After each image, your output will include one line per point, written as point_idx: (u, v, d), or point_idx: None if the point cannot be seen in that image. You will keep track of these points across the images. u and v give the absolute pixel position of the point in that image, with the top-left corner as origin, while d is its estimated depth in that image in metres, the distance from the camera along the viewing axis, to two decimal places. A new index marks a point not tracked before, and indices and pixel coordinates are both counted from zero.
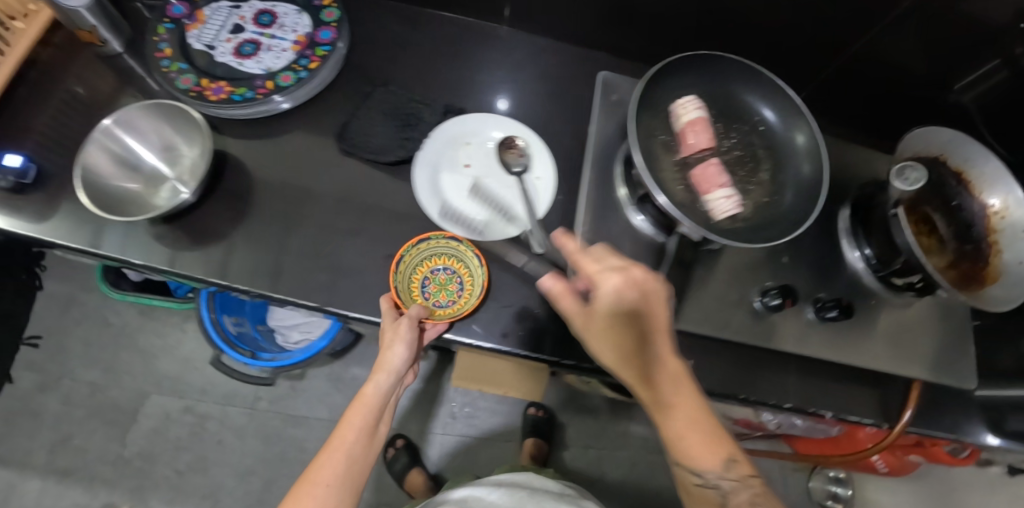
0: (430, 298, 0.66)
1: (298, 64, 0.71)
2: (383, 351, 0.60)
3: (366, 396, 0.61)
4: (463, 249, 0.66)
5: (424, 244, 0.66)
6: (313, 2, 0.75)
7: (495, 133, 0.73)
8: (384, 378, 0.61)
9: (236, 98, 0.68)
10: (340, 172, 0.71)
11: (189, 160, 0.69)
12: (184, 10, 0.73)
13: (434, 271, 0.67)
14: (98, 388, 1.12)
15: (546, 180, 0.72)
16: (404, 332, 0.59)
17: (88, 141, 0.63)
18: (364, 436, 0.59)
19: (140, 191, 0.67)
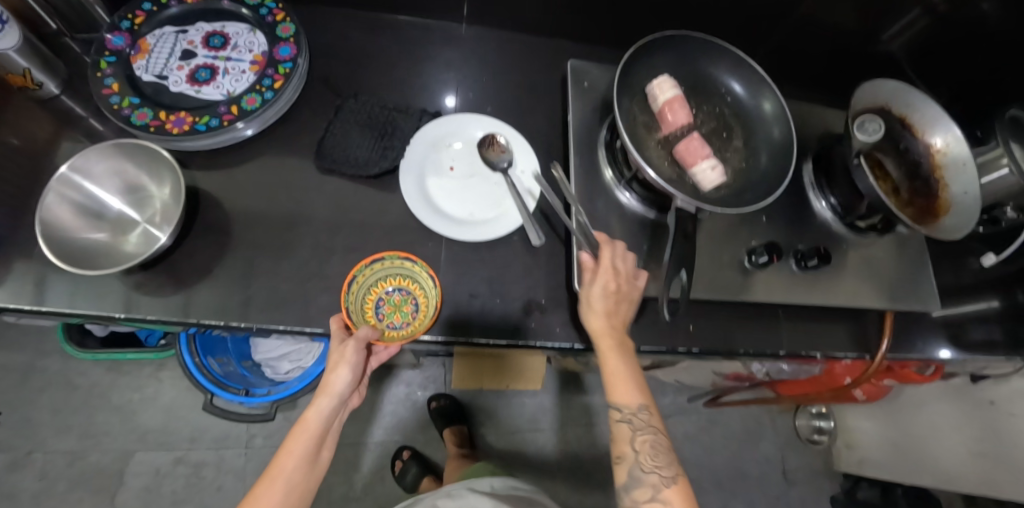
0: (384, 319, 0.65)
1: (261, 85, 0.68)
2: (327, 373, 0.58)
3: (307, 420, 0.58)
4: (417, 269, 0.65)
5: (376, 266, 0.64)
6: (265, 18, 0.71)
7: (475, 133, 0.73)
8: (325, 400, 0.58)
9: (201, 128, 0.65)
10: (322, 191, 0.69)
11: (159, 201, 0.65)
12: (126, 40, 0.69)
13: (388, 292, 0.66)
14: (74, 457, 1.03)
15: (532, 173, 0.71)
16: (352, 352, 0.57)
17: (44, 193, 0.58)
18: (305, 463, 0.57)
19: (107, 240, 0.63)
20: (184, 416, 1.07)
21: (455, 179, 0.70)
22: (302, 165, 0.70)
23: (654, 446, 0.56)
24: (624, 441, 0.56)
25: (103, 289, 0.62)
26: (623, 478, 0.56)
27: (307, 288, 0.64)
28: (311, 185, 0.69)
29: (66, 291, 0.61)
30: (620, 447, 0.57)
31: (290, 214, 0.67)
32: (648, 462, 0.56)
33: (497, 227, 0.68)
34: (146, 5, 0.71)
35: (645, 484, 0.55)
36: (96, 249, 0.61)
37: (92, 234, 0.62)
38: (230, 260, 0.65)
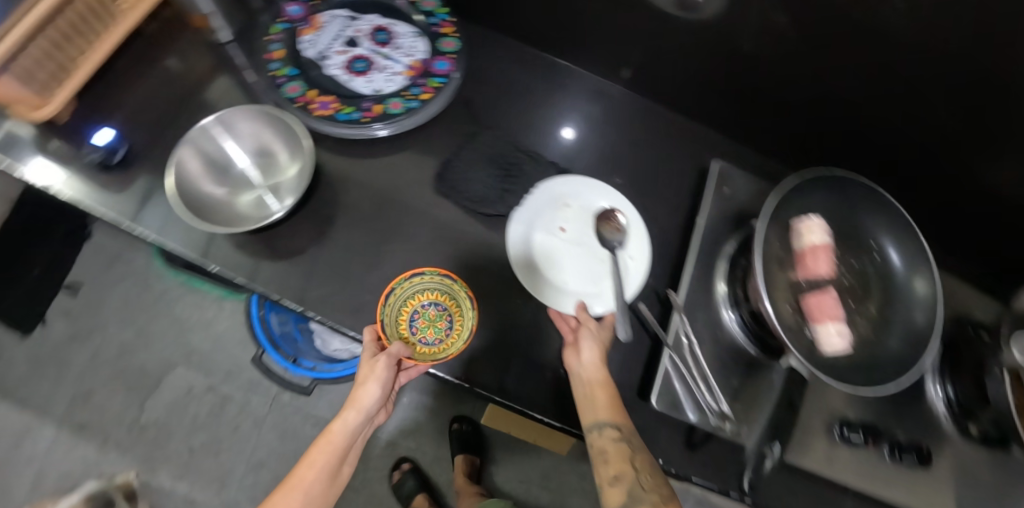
0: (417, 333, 0.60)
1: (409, 91, 0.67)
2: (355, 386, 0.52)
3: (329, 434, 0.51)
4: (456, 287, 0.62)
5: (415, 279, 0.61)
6: (433, 27, 0.70)
7: (597, 200, 0.67)
8: (352, 416, 0.51)
9: (341, 117, 0.66)
10: (431, 212, 0.67)
11: (280, 171, 0.67)
12: (302, 13, 0.71)
13: (424, 306, 0.61)
14: (126, 350, 1.11)
15: (638, 263, 0.64)
16: (382, 371, 0.51)
17: (182, 142, 0.61)
18: (326, 481, 0.51)
19: (224, 196, 0.65)
20: (224, 347, 1.12)
21: (563, 242, 0.64)
22: (416, 175, 0.69)
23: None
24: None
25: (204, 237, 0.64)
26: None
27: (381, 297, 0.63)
28: (419, 196, 0.68)
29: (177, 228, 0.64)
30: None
31: (391, 220, 0.66)
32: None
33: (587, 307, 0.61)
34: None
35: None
36: (214, 201, 0.63)
37: (208, 187, 0.64)
38: (322, 246, 0.64)
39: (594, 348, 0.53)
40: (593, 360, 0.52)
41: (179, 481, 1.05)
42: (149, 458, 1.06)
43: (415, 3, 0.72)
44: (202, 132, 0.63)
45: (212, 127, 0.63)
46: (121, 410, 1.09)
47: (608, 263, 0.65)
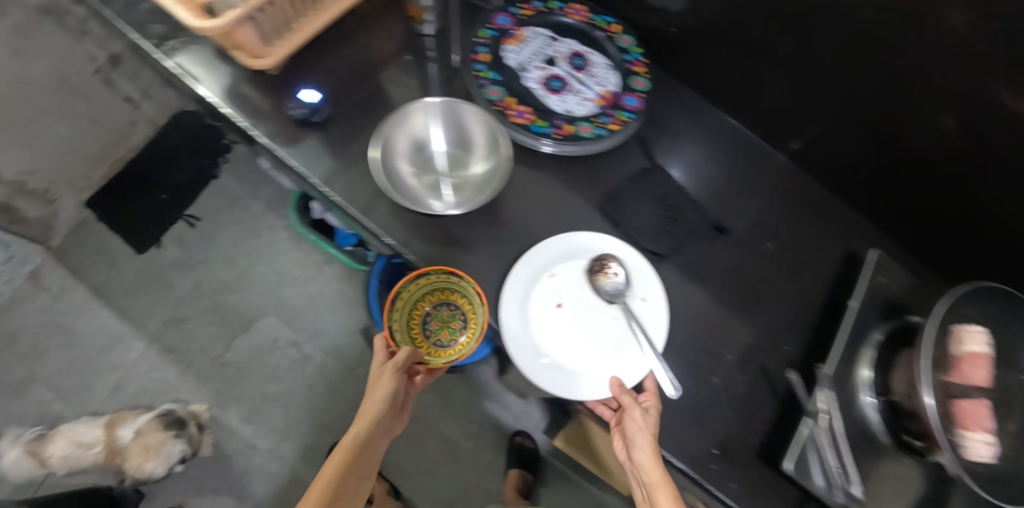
0: (431, 335, 0.69)
1: (599, 119, 0.67)
2: (365, 397, 0.60)
3: (340, 448, 0.54)
4: (464, 285, 0.61)
5: (410, 283, 0.64)
6: (627, 64, 0.71)
7: (574, 257, 0.63)
8: (379, 399, 0.58)
9: (535, 129, 0.64)
10: (593, 232, 0.66)
11: (471, 172, 0.64)
12: (510, 24, 0.70)
13: (437, 306, 0.69)
14: (224, 288, 1.17)
15: (653, 303, 0.62)
16: (392, 381, 0.59)
17: (404, 112, 0.63)
18: (348, 491, 0.52)
19: (412, 175, 0.64)
20: (315, 308, 1.16)
21: (562, 319, 0.60)
22: (584, 196, 0.68)
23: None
24: None
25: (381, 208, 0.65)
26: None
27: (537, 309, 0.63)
28: (585, 215, 0.67)
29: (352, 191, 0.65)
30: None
31: (556, 233, 0.66)
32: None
33: (622, 376, 0.58)
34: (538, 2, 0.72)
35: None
36: (399, 179, 0.62)
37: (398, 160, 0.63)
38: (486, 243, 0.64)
39: (647, 440, 0.49)
40: (650, 455, 0.49)
41: (247, 423, 1.09)
42: (224, 394, 1.11)
43: (612, 38, 0.72)
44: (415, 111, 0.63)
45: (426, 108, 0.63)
46: (209, 343, 1.14)
47: (621, 320, 0.61)
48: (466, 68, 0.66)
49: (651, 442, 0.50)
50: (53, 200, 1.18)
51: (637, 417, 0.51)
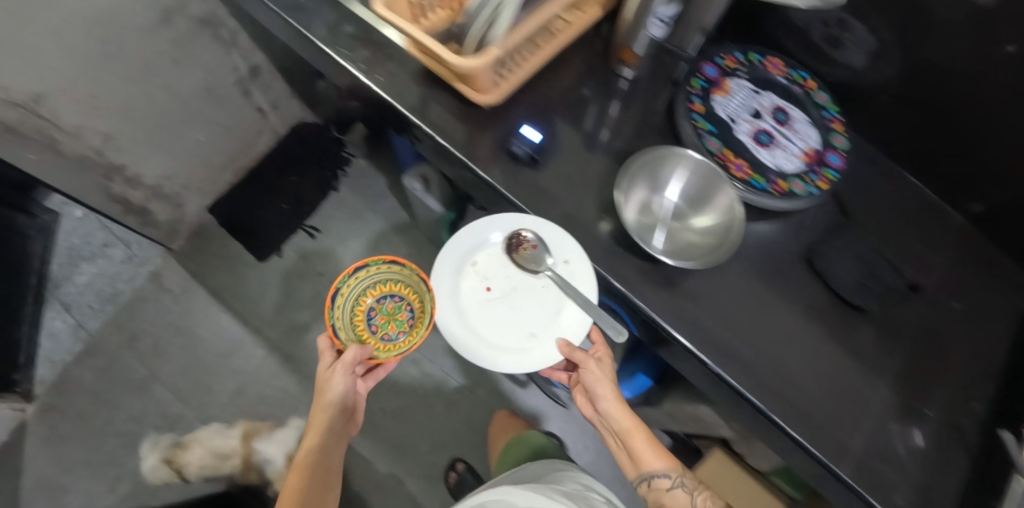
0: (372, 324, 0.90)
1: (807, 176, 0.69)
2: (321, 392, 0.82)
3: (314, 433, 0.85)
4: (405, 272, 0.90)
5: (364, 271, 0.87)
6: (828, 121, 0.73)
7: (492, 244, 0.74)
8: (332, 386, 0.80)
9: (757, 185, 0.66)
10: (794, 284, 0.69)
11: (688, 234, 0.66)
12: (718, 75, 0.72)
13: (382, 296, 0.92)
14: None
15: (576, 262, 0.66)
16: (340, 373, 0.79)
17: (658, 153, 0.65)
18: (310, 468, 0.85)
19: (636, 212, 0.65)
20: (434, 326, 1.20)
21: (493, 301, 0.73)
22: (783, 245, 0.71)
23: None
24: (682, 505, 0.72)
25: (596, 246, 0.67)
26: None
27: (754, 360, 0.64)
28: (785, 267, 0.70)
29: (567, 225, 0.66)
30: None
31: (762, 284, 0.68)
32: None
33: (569, 334, 0.71)
34: (738, 54, 0.75)
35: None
36: (631, 217, 0.64)
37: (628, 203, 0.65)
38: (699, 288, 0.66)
39: (610, 389, 0.76)
40: (613, 404, 0.77)
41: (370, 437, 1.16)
42: None
43: (809, 93, 0.75)
44: (649, 158, 0.65)
45: (660, 155, 0.65)
46: None
47: (545, 281, 0.71)
48: (685, 118, 0.68)
49: (624, 408, 0.77)
50: (182, 204, 1.21)
51: (602, 363, 0.77)
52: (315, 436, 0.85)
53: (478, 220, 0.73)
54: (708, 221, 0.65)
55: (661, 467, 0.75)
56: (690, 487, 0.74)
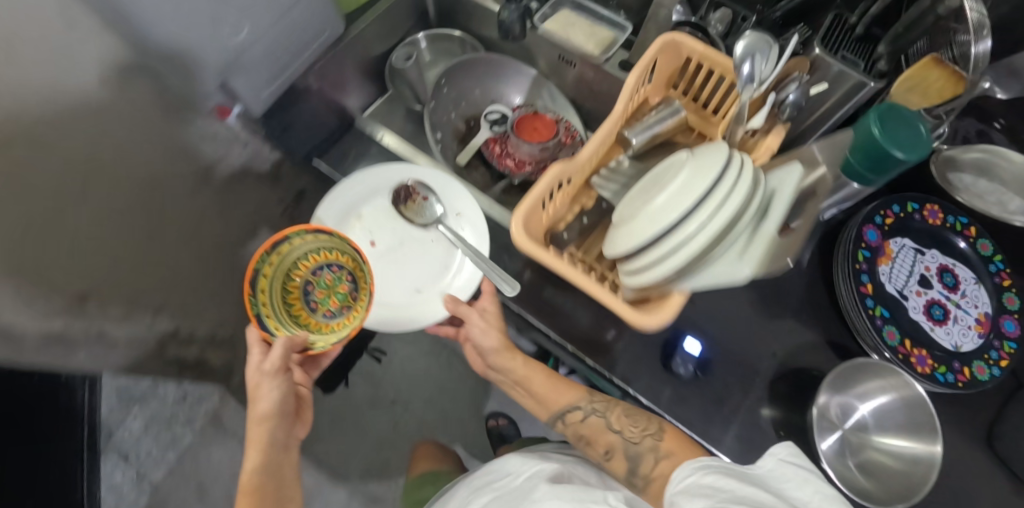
0: (318, 306, 0.67)
1: (989, 354, 0.62)
2: (252, 400, 0.58)
3: (261, 424, 0.57)
4: (338, 241, 0.64)
5: (299, 241, 0.63)
6: (999, 277, 0.65)
7: (378, 196, 0.71)
8: (259, 377, 0.57)
9: (943, 380, 0.59)
10: (985, 475, 0.61)
11: (870, 456, 0.58)
12: (880, 241, 0.64)
13: (319, 269, 0.67)
14: (425, 427, 1.22)
15: (468, 214, 0.70)
16: (258, 353, 0.58)
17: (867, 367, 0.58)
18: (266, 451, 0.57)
19: (820, 411, 0.58)
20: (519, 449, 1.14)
21: (376, 255, 0.69)
22: (971, 424, 0.63)
23: (625, 413, 0.61)
24: (602, 430, 0.60)
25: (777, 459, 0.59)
26: (625, 463, 0.57)
27: None
28: (970, 454, 0.61)
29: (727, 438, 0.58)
30: (604, 440, 0.60)
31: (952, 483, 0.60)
32: (631, 432, 0.58)
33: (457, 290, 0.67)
34: (895, 206, 0.66)
35: (644, 454, 0.56)
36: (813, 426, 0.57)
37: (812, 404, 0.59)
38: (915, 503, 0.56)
39: (489, 333, 0.64)
40: (492, 333, 0.64)
41: None
42: None
43: (972, 243, 0.66)
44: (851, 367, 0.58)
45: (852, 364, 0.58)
46: None
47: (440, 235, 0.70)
48: (858, 306, 0.61)
49: (514, 357, 0.66)
50: None
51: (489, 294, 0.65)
52: (259, 431, 0.57)
53: (393, 164, 0.72)
54: (904, 445, 0.57)
55: (574, 401, 0.64)
56: (597, 408, 0.63)
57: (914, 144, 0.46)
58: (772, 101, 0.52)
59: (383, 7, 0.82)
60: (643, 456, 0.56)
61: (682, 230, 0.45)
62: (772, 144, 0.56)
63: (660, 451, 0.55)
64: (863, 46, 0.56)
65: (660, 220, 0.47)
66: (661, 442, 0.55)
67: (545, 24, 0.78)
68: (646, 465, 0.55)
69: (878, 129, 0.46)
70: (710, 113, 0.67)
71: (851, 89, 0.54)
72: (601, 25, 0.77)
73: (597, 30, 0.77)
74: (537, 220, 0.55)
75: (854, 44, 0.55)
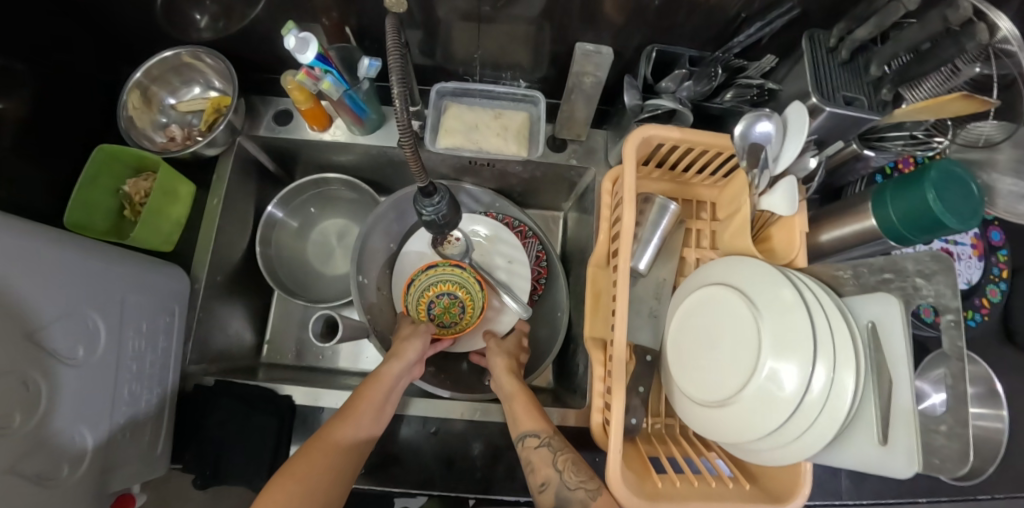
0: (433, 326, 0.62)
1: (993, 273, 0.66)
2: (399, 341, 0.54)
3: (351, 416, 0.46)
4: (467, 276, 0.62)
5: (429, 272, 0.62)
6: None
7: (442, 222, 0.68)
8: (397, 363, 0.52)
9: (972, 324, 0.64)
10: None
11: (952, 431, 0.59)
12: None
13: (437, 297, 0.63)
14: None
15: (520, 264, 0.66)
16: (418, 339, 0.55)
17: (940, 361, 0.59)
18: (373, 418, 0.47)
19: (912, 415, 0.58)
20: None
21: None
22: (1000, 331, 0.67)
23: (576, 461, 0.46)
24: (544, 464, 0.46)
25: (913, 482, 0.58)
26: (552, 504, 0.45)
27: None
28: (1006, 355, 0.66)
29: (836, 484, 0.58)
30: (542, 470, 0.46)
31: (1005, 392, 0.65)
32: (572, 478, 0.45)
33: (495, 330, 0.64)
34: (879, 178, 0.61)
35: (574, 504, 0.44)
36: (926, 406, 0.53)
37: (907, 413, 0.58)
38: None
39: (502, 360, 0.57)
40: (505, 374, 0.55)
41: None
42: None
43: None
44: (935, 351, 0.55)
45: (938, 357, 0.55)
46: None
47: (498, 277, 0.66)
48: None
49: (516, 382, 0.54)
50: None
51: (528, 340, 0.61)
52: (346, 431, 0.44)
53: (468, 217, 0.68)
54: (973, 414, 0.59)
55: (533, 427, 0.49)
56: (557, 445, 0.48)
57: (972, 214, 0.42)
58: (789, 181, 0.45)
59: (217, 209, 0.58)
60: (570, 507, 0.44)
61: (807, 409, 0.41)
62: (799, 226, 0.48)
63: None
64: (850, 66, 0.49)
65: (778, 403, 0.41)
66: (594, 502, 0.43)
67: (440, 142, 0.57)
68: None
69: (937, 196, 0.41)
70: (694, 176, 0.56)
71: (853, 127, 0.48)
72: (506, 111, 0.58)
73: (505, 119, 0.58)
74: (640, 471, 0.46)
75: (840, 70, 0.48)
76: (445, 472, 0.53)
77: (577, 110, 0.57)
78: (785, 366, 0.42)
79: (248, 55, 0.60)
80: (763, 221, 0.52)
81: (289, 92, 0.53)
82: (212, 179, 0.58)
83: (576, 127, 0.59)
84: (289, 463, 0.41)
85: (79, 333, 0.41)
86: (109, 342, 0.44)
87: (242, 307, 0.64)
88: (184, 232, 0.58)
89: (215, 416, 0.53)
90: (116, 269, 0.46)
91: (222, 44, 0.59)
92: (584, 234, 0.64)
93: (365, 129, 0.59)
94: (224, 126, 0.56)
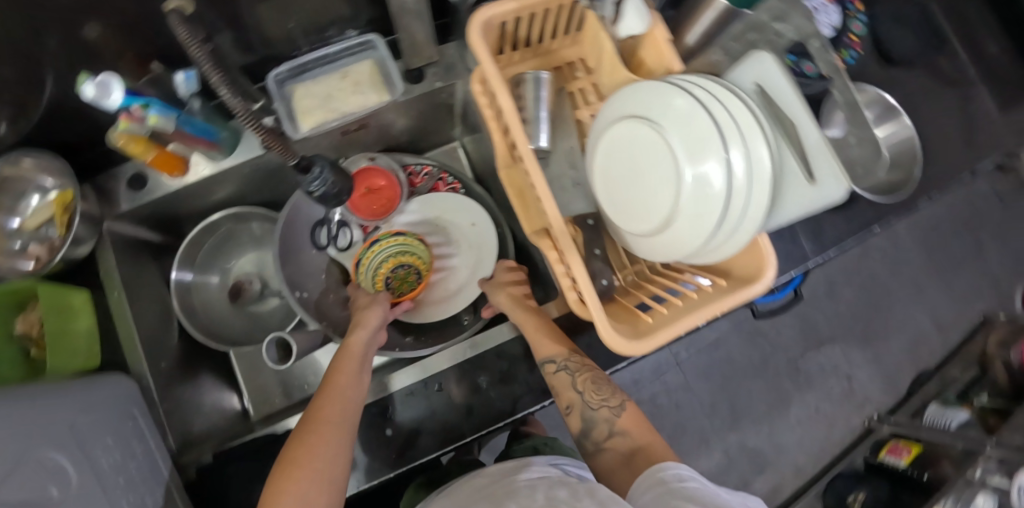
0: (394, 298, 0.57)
1: (848, 12, 0.69)
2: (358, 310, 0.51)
3: (332, 395, 0.42)
4: (410, 239, 0.59)
5: (375, 247, 0.57)
6: None
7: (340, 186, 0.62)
8: (363, 331, 0.49)
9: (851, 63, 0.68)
10: (907, 78, 0.70)
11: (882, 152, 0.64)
12: None
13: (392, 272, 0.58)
14: None
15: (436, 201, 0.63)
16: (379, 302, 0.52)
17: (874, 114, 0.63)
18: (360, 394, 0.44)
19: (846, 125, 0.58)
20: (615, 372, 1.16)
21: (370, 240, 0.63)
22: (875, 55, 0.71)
23: (598, 382, 0.48)
24: (566, 389, 0.48)
25: (858, 217, 0.64)
26: (580, 425, 0.48)
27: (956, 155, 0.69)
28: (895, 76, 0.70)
29: (799, 251, 0.63)
30: (566, 395, 0.48)
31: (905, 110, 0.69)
32: (594, 398, 0.48)
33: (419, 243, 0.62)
34: None
35: (599, 421, 0.47)
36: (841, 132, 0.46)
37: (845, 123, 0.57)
38: None
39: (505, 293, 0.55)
40: (512, 306, 0.53)
41: None
42: None
43: None
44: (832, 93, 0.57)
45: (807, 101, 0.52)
46: None
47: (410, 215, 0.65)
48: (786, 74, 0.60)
49: (535, 319, 0.51)
50: None
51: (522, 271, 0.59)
52: (331, 407, 0.41)
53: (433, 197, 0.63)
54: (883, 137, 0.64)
55: (551, 353, 0.49)
56: (574, 367, 0.48)
57: None
58: None
59: (123, 301, 0.53)
60: (598, 425, 0.47)
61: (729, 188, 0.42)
62: (663, 36, 0.48)
63: (616, 425, 0.47)
64: None
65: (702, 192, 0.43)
66: (617, 418, 0.47)
67: (303, 126, 0.53)
68: (603, 431, 0.47)
69: None
70: (551, 41, 0.55)
71: None
72: (349, 68, 0.55)
73: (353, 74, 0.54)
74: (633, 319, 0.48)
75: None
76: (468, 417, 0.53)
77: (415, 32, 0.51)
78: (700, 162, 0.42)
79: (62, 134, 0.54)
80: (632, 50, 0.53)
81: (122, 150, 0.49)
82: (100, 274, 0.54)
83: (423, 49, 0.54)
84: (286, 458, 0.38)
85: (42, 480, 0.37)
86: (80, 473, 0.41)
87: (207, 379, 0.61)
88: (103, 338, 0.54)
89: (234, 483, 0.52)
90: (38, 408, 0.41)
91: (24, 138, 0.52)
92: (485, 147, 0.63)
93: (217, 156, 0.55)
94: (79, 217, 0.51)
